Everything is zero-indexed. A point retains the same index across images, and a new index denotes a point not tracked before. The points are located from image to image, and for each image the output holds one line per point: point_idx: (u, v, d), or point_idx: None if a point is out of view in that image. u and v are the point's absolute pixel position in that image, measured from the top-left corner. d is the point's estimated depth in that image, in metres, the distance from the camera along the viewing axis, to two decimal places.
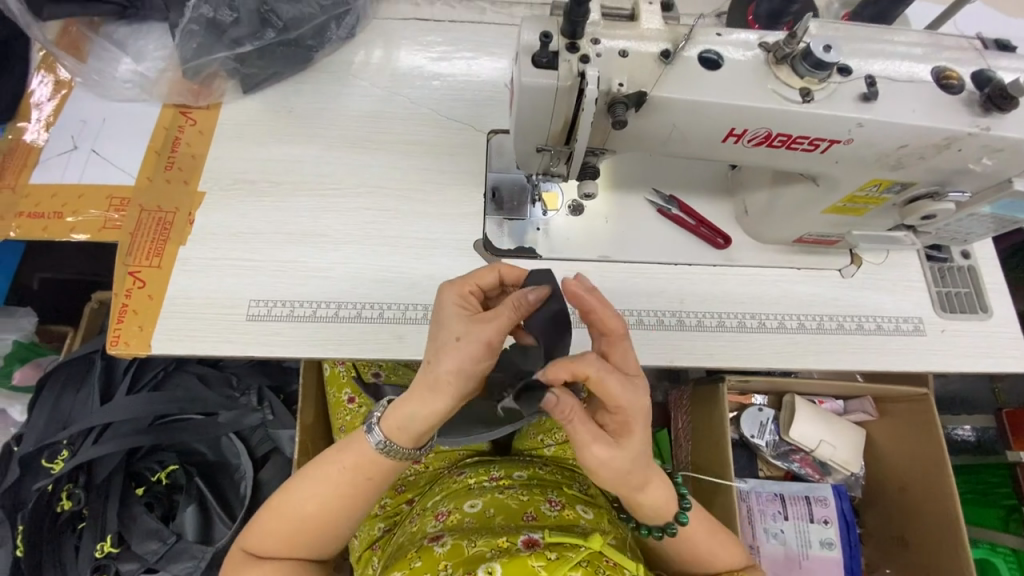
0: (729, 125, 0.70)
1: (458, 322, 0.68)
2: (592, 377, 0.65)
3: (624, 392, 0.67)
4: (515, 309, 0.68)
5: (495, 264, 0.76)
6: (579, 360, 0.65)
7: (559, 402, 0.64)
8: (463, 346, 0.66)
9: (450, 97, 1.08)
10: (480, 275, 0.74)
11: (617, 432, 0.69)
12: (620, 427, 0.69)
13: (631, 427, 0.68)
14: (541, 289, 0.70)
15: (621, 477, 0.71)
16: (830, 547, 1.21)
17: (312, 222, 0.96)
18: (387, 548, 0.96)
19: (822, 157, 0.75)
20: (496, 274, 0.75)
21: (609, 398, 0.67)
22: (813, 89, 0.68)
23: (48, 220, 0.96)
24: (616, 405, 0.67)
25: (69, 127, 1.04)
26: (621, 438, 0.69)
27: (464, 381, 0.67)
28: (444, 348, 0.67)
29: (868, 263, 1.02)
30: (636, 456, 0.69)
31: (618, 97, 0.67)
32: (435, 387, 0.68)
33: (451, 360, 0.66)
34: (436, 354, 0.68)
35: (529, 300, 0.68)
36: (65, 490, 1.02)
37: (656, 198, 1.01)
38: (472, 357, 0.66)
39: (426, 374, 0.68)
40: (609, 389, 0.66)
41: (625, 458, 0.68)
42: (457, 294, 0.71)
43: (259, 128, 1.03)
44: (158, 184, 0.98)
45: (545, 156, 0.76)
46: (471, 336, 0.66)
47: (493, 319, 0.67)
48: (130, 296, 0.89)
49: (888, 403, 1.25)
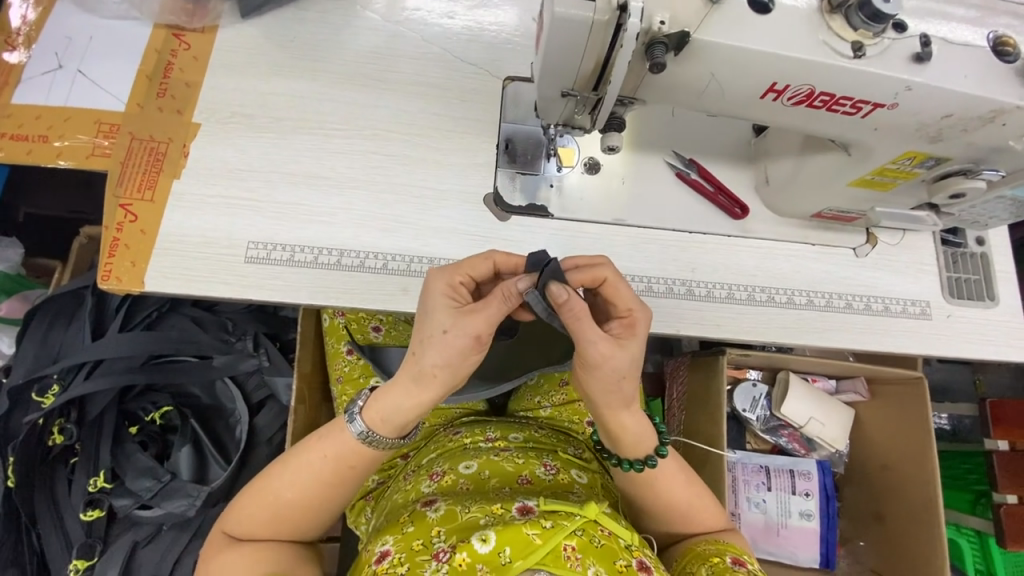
0: (770, 80, 0.67)
1: (445, 313, 0.70)
2: (609, 279, 0.76)
3: (631, 298, 0.76)
4: (504, 298, 0.71)
5: (489, 252, 0.76)
6: (596, 267, 0.76)
7: (572, 296, 0.70)
8: (451, 338, 0.69)
9: (465, 38, 1.01)
10: (472, 264, 0.75)
11: (622, 334, 0.74)
12: (624, 329, 0.74)
13: (635, 327, 0.74)
14: (532, 277, 0.73)
15: (616, 384, 0.74)
16: (808, 518, 1.25)
17: (314, 164, 0.91)
18: (382, 503, 0.96)
19: (862, 122, 0.71)
20: (490, 264, 0.75)
21: (619, 300, 0.76)
22: (865, 43, 0.65)
23: (32, 144, 0.90)
24: (626, 309, 0.76)
25: (53, 43, 0.96)
26: (624, 338, 0.73)
27: (448, 373, 0.71)
28: (429, 341, 0.70)
29: (883, 243, 1.00)
30: (636, 358, 0.73)
31: (657, 37, 0.63)
32: (420, 378, 0.71)
33: (435, 353, 0.70)
34: (422, 345, 0.71)
35: (519, 288, 0.71)
36: (57, 425, 1.00)
37: (675, 161, 0.96)
38: (458, 350, 0.70)
39: (412, 366, 0.71)
40: (620, 292, 0.76)
41: (626, 357, 0.72)
42: (447, 282, 0.72)
43: (258, 58, 0.96)
44: (150, 112, 0.91)
45: (569, 102, 0.72)
46: (458, 330, 0.69)
47: (481, 310, 0.70)
48: (122, 230, 0.85)
49: (879, 384, 1.27)
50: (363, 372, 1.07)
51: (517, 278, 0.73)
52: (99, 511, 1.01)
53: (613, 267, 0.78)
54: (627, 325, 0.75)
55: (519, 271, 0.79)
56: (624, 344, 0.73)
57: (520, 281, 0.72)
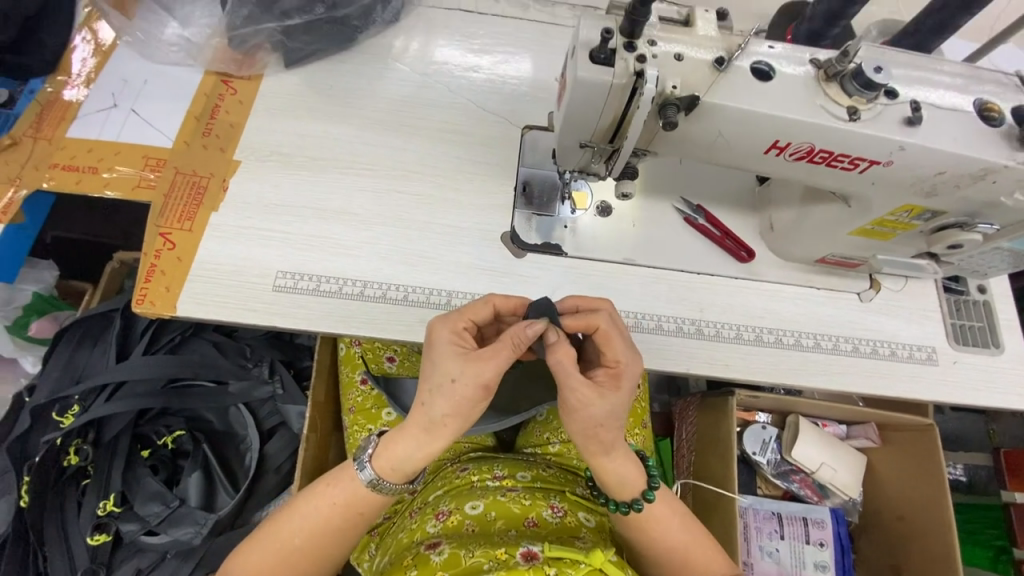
0: (773, 137, 0.73)
1: (453, 362, 0.71)
2: (602, 327, 0.77)
3: (622, 351, 0.77)
4: (514, 345, 0.72)
5: (488, 297, 0.79)
6: (591, 315, 0.78)
7: (561, 339, 0.74)
8: (458, 388, 0.70)
9: (488, 90, 1.10)
10: (474, 310, 0.77)
11: (606, 384, 0.76)
12: (610, 380, 0.76)
13: (620, 380, 0.75)
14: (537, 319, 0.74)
15: (593, 431, 0.75)
16: (823, 570, 1.21)
17: (344, 200, 0.97)
18: (387, 540, 0.96)
19: (860, 177, 0.77)
20: (490, 309, 0.78)
21: (609, 351, 0.77)
22: (860, 108, 0.71)
23: (83, 175, 0.97)
24: (614, 360, 0.77)
25: (111, 85, 1.05)
26: (608, 389, 0.75)
27: (453, 419, 0.72)
28: (437, 390, 0.72)
29: (887, 289, 1.03)
30: (619, 410, 0.74)
31: (670, 99, 0.69)
32: (431, 428, 0.73)
33: (445, 402, 0.71)
34: (431, 393, 0.72)
35: (527, 336, 0.71)
36: (73, 445, 1.02)
37: (683, 207, 1.02)
38: (463, 398, 0.71)
39: (423, 416, 0.73)
40: (611, 342, 0.77)
41: (605, 407, 0.73)
42: (451, 329, 0.74)
43: (298, 103, 1.04)
44: (195, 149, 0.99)
45: (586, 152, 0.79)
46: (468, 379, 0.70)
47: (491, 358, 0.71)
48: (160, 257, 0.90)
49: (889, 431, 1.26)
50: (376, 402, 1.09)
51: (529, 323, 0.73)
52: (105, 536, 1.01)
53: (610, 314, 0.79)
54: (613, 376, 0.76)
55: (517, 313, 0.81)
56: (609, 395, 0.74)
57: (530, 327, 0.72)
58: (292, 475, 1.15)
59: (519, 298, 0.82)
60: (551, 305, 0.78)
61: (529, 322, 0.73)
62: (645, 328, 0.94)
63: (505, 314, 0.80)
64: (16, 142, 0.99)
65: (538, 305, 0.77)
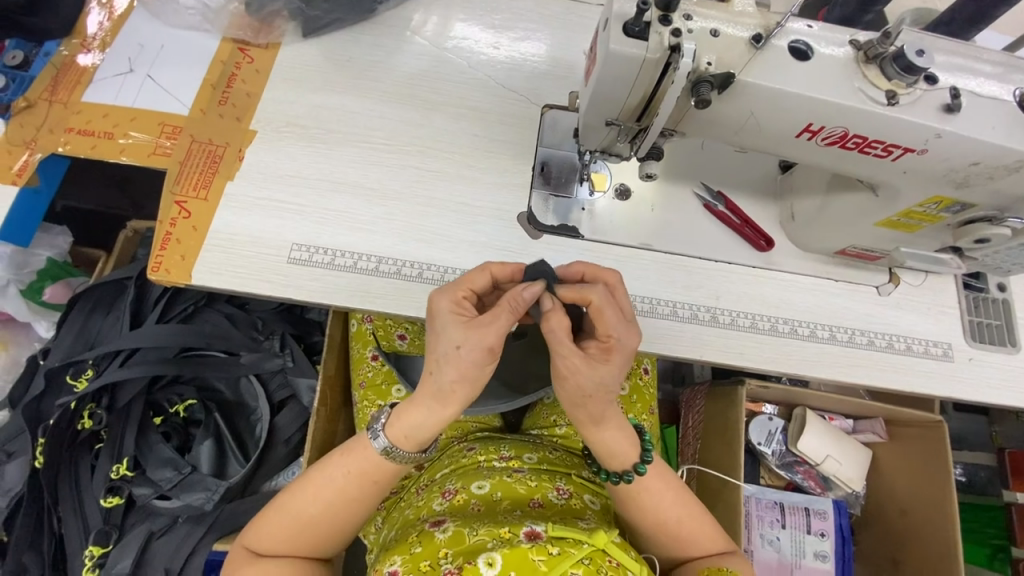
0: (807, 120, 0.71)
1: (455, 329, 0.70)
2: (594, 302, 0.74)
3: (616, 326, 0.74)
4: (511, 307, 0.71)
5: (485, 264, 0.78)
6: (585, 287, 0.75)
7: (556, 308, 0.73)
8: (464, 355, 0.70)
9: (508, 67, 1.07)
10: (471, 278, 0.76)
11: (597, 355, 0.74)
12: (600, 353, 0.75)
13: (611, 354, 0.74)
14: (537, 284, 0.73)
15: (580, 399, 0.76)
16: (823, 559, 1.22)
17: (360, 174, 0.96)
18: (394, 515, 0.97)
19: (891, 165, 0.75)
20: (487, 276, 0.77)
21: (601, 325, 0.75)
22: (898, 92, 0.69)
23: (98, 140, 0.96)
24: (606, 333, 0.74)
25: (126, 49, 1.03)
26: (598, 361, 0.74)
27: (458, 390, 0.72)
28: (444, 359, 0.71)
29: (906, 284, 1.02)
30: (608, 382, 0.74)
31: (704, 76, 0.68)
32: (442, 396, 0.73)
33: (452, 370, 0.71)
34: (437, 362, 0.72)
35: (524, 298, 0.71)
36: (87, 410, 1.02)
37: (703, 193, 1.00)
38: (466, 366, 0.70)
39: (432, 385, 0.73)
40: (603, 318, 0.74)
41: (594, 377, 0.73)
42: (451, 300, 0.73)
43: (315, 74, 1.02)
44: (210, 117, 0.97)
45: (612, 130, 0.79)
46: (472, 345, 0.70)
47: (491, 323, 0.70)
48: (175, 225, 0.89)
49: (897, 426, 1.26)
50: (386, 379, 1.09)
51: (525, 286, 0.73)
52: (118, 498, 1.02)
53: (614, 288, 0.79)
54: (604, 350, 0.74)
55: (515, 279, 0.80)
56: (599, 364, 0.73)
57: (526, 289, 0.72)
58: (301, 447, 1.16)
59: (516, 264, 0.81)
60: (548, 269, 0.79)
61: (526, 285, 0.73)
62: (660, 313, 0.94)
63: (502, 280, 0.79)
64: (31, 105, 0.98)
65: (538, 267, 0.78)
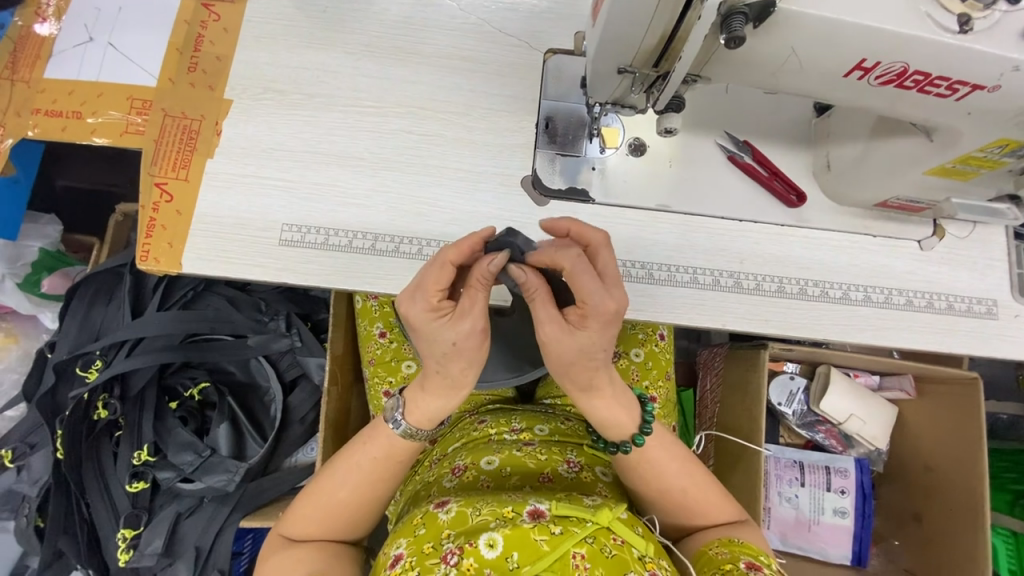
0: (860, 56, 0.61)
1: (445, 330, 0.66)
2: (567, 267, 0.68)
3: (592, 291, 0.66)
4: (482, 284, 0.67)
5: (440, 252, 0.68)
6: (558, 251, 0.69)
7: (529, 277, 0.69)
8: (463, 346, 0.67)
9: (504, 8, 0.95)
10: (434, 276, 0.67)
11: (575, 322, 0.69)
12: (578, 319, 0.69)
13: (588, 320, 0.68)
14: (504, 256, 0.68)
15: (567, 370, 0.72)
16: (842, 515, 1.22)
17: (347, 142, 0.88)
18: (407, 487, 0.95)
19: (954, 106, 0.65)
20: (451, 270, 0.67)
21: (576, 291, 0.68)
22: (973, 16, 0.59)
23: (67, 120, 0.89)
24: (581, 299, 0.67)
25: (83, 15, 0.93)
26: (575, 329, 0.68)
27: (471, 374, 0.71)
28: (444, 357, 0.68)
29: (951, 236, 0.92)
30: (592, 348, 0.69)
31: (737, 7, 0.57)
32: (455, 385, 0.72)
33: (457, 362, 0.69)
34: (439, 362, 0.69)
35: (492, 271, 0.67)
36: (100, 400, 1.03)
37: (727, 143, 0.90)
38: (469, 353, 0.68)
39: (441, 379, 0.71)
40: (578, 282, 0.67)
41: (574, 347, 0.69)
42: (425, 305, 0.67)
43: (288, 29, 0.92)
44: (182, 87, 0.89)
45: (625, 79, 0.69)
46: (466, 335, 0.66)
47: (473, 307, 0.66)
48: (158, 210, 0.84)
49: (928, 384, 1.21)
50: (395, 355, 1.07)
51: (489, 258, 0.67)
52: (143, 483, 1.05)
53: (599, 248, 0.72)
54: (582, 317, 0.68)
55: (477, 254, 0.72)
56: (579, 331, 0.68)
57: (493, 261, 0.67)
58: (317, 424, 1.17)
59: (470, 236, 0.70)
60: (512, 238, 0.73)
61: (490, 257, 0.68)
62: (679, 281, 0.87)
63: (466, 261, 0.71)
64: None
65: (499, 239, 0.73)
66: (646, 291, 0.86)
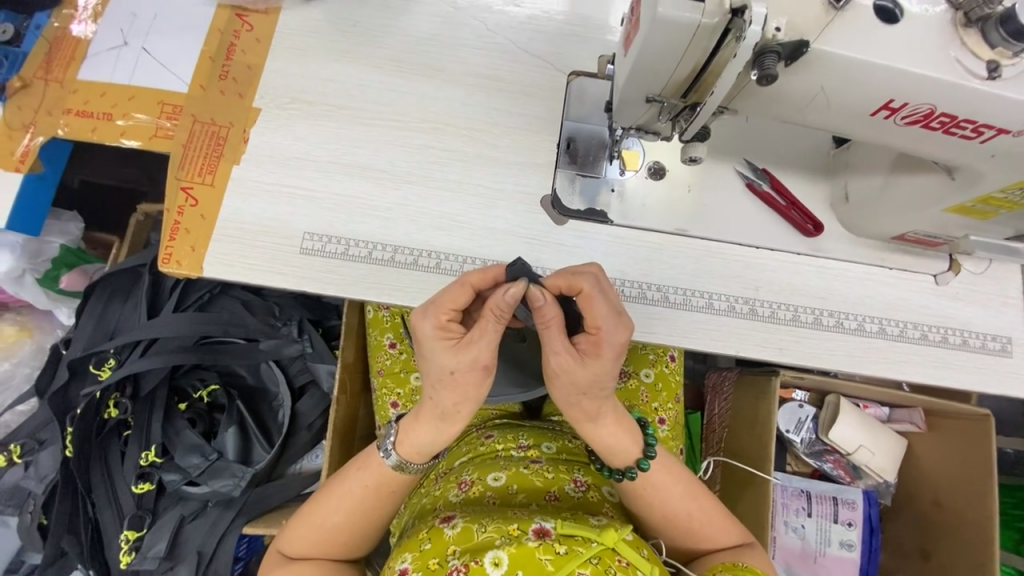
0: (888, 96, 0.62)
1: (444, 358, 0.67)
2: (585, 290, 0.70)
3: (605, 317, 0.69)
4: (496, 317, 0.66)
5: (464, 277, 0.69)
6: (576, 274, 0.71)
7: (548, 301, 0.67)
8: (457, 379, 0.68)
9: (531, 29, 0.97)
10: (451, 297, 0.68)
11: (588, 351, 0.70)
12: (591, 347, 0.70)
13: (602, 347, 0.69)
14: (521, 285, 0.66)
15: (573, 398, 0.72)
16: (849, 548, 1.20)
17: (371, 155, 0.89)
18: (412, 501, 0.94)
19: (978, 148, 0.66)
20: (468, 293, 0.69)
21: (590, 315, 0.70)
22: (1002, 63, 0.60)
23: (97, 122, 0.90)
24: (594, 325, 0.69)
25: (120, 20, 0.95)
26: (588, 357, 0.70)
27: (461, 409, 0.71)
28: (439, 384, 0.69)
29: (967, 272, 0.93)
30: (602, 376, 0.70)
31: (771, 45, 0.59)
32: (443, 417, 0.72)
33: (449, 392, 0.69)
34: (433, 386, 0.70)
35: (507, 303, 0.65)
36: (112, 399, 1.05)
37: (747, 170, 0.91)
38: (462, 386, 0.68)
39: (433, 407, 0.72)
40: (593, 307, 0.69)
41: (584, 375, 0.69)
42: (435, 325, 0.67)
43: (318, 42, 0.94)
44: (212, 94, 0.91)
45: (653, 107, 0.70)
46: (465, 366, 0.67)
47: (477, 340, 0.66)
48: (183, 213, 0.85)
49: (938, 417, 1.21)
50: (405, 366, 1.07)
51: (506, 287, 0.65)
52: (149, 485, 1.05)
53: (597, 277, 0.71)
54: (595, 344, 0.69)
55: (498, 284, 0.71)
56: (588, 361, 0.69)
57: (508, 292, 0.65)
58: (324, 431, 1.17)
59: (495, 267, 0.72)
60: (528, 266, 0.72)
61: (507, 287, 0.65)
62: (694, 306, 0.87)
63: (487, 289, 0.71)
64: (27, 85, 0.92)
65: (515, 266, 0.70)
66: (660, 314, 0.87)
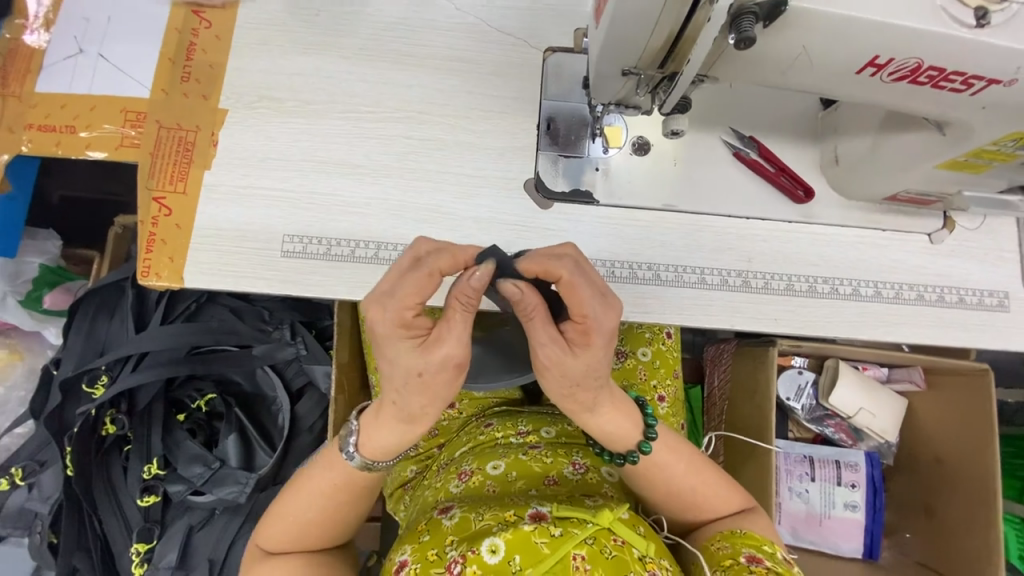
0: (873, 52, 0.60)
1: (414, 357, 0.64)
2: (564, 277, 0.66)
3: (591, 304, 0.66)
4: (465, 303, 0.64)
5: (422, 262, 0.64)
6: (551, 259, 0.67)
7: (524, 293, 0.65)
8: (429, 379, 0.65)
9: (501, 6, 0.93)
10: (410, 291, 0.62)
11: (577, 340, 0.68)
12: (579, 336, 0.68)
13: (589, 336, 0.67)
14: (487, 269, 0.64)
15: (568, 390, 0.72)
16: (853, 509, 1.22)
17: (346, 150, 0.87)
18: (417, 494, 0.95)
19: (969, 100, 0.64)
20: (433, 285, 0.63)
21: (575, 303, 0.66)
22: (990, 9, 0.57)
23: (60, 135, 0.87)
24: (579, 313, 0.67)
25: (73, 26, 0.92)
26: (577, 347, 0.68)
27: (433, 408, 0.69)
28: (410, 386, 0.66)
29: (961, 228, 0.91)
30: (594, 365, 0.69)
31: (748, 6, 0.56)
32: (415, 416, 0.70)
33: (422, 393, 0.67)
34: (404, 388, 0.67)
35: (473, 288, 0.63)
36: (108, 416, 1.04)
37: (733, 139, 0.88)
38: (434, 385, 0.66)
39: (404, 409, 0.69)
40: (576, 294, 0.66)
41: (575, 365, 0.68)
42: (398, 322, 0.63)
43: (281, 35, 0.90)
44: (175, 98, 0.88)
45: (630, 80, 0.68)
46: (437, 365, 0.64)
47: (449, 336, 0.64)
48: (157, 224, 0.83)
49: (938, 375, 1.21)
50: None
51: (474, 272, 0.63)
52: (155, 497, 1.05)
53: (576, 261, 0.67)
54: (582, 333, 0.67)
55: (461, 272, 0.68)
56: (578, 351, 0.68)
57: (476, 277, 0.62)
58: (325, 432, 1.16)
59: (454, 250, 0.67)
60: (503, 254, 0.69)
61: (473, 272, 0.63)
62: (687, 282, 0.86)
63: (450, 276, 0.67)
64: None
65: (483, 253, 0.68)
66: (652, 293, 0.85)
